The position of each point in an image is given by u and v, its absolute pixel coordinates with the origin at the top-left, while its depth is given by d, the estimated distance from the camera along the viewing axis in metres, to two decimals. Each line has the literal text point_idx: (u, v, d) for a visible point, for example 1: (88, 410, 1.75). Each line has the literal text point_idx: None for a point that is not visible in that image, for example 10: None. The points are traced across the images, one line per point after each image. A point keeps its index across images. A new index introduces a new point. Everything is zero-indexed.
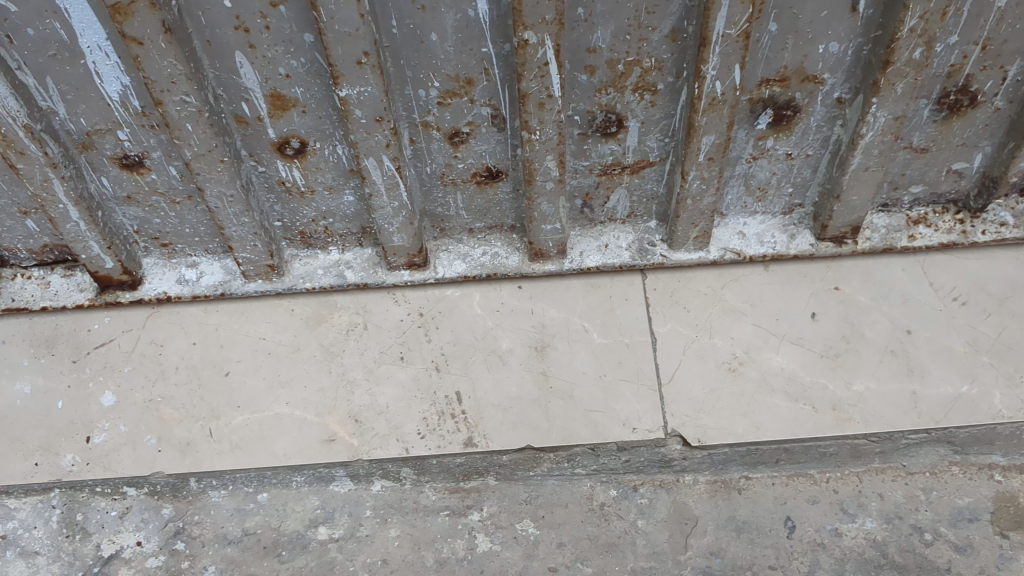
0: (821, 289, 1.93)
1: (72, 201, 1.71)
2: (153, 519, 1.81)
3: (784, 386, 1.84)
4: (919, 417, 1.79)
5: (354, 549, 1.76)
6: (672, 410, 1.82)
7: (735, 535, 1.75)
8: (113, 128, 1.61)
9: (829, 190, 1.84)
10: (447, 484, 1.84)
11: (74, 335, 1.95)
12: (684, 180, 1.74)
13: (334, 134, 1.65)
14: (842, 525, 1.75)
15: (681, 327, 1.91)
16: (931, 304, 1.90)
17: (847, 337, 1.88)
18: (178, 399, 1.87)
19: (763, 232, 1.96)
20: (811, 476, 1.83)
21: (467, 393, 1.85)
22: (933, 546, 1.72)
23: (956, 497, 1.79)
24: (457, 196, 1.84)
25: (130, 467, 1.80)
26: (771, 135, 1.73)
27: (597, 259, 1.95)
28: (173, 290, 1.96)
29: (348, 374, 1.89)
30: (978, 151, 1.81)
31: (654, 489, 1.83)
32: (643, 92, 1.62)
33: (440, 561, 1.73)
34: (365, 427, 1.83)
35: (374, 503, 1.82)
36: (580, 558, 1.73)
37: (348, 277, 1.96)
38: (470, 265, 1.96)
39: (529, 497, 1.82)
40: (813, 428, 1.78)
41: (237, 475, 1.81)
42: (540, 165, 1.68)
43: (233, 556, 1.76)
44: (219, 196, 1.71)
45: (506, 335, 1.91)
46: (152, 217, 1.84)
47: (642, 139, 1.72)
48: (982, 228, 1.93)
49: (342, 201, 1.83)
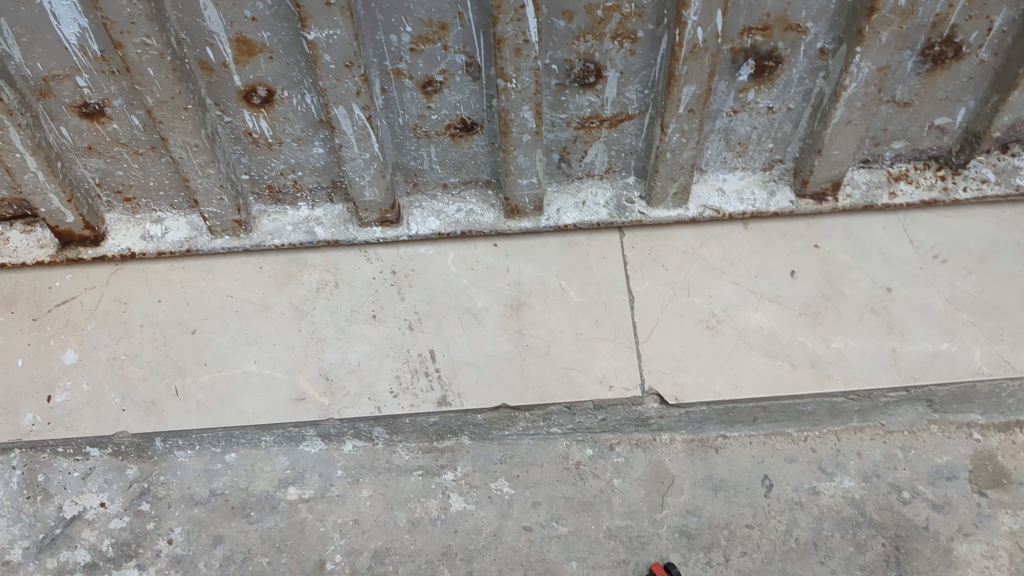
0: (800, 247, 1.90)
1: (29, 149, 1.63)
2: (117, 480, 1.75)
3: (763, 343, 1.81)
4: (898, 374, 1.78)
5: (325, 509, 1.73)
6: (649, 368, 1.79)
7: (712, 494, 1.75)
8: (71, 74, 1.54)
9: (811, 144, 1.80)
10: (420, 444, 1.80)
11: (35, 293, 1.87)
12: (664, 133, 1.70)
13: (302, 81, 1.58)
14: (820, 484, 1.76)
15: (659, 284, 1.87)
16: (911, 262, 1.88)
17: (826, 294, 1.85)
18: (142, 356, 1.80)
19: (742, 188, 1.92)
20: (788, 435, 1.81)
21: (441, 350, 1.81)
22: (911, 505, 1.74)
23: (934, 456, 1.80)
24: (431, 148, 1.77)
25: (93, 427, 1.74)
26: (753, 87, 1.69)
27: (575, 216, 1.90)
28: (137, 247, 1.87)
29: (318, 332, 1.83)
30: (961, 105, 1.78)
31: (630, 449, 1.80)
32: (622, 40, 1.57)
33: (413, 521, 1.72)
34: (336, 385, 1.78)
35: (345, 463, 1.78)
36: (555, 517, 1.73)
37: (318, 234, 1.88)
38: (446, 222, 1.90)
39: (504, 456, 1.79)
40: (792, 385, 1.77)
41: (204, 434, 1.75)
42: (516, 116, 1.62)
43: (200, 517, 1.71)
44: (183, 145, 1.64)
45: (481, 294, 1.87)
46: (114, 169, 1.75)
47: (621, 90, 1.68)
48: (964, 185, 1.90)
49: (312, 152, 1.75)
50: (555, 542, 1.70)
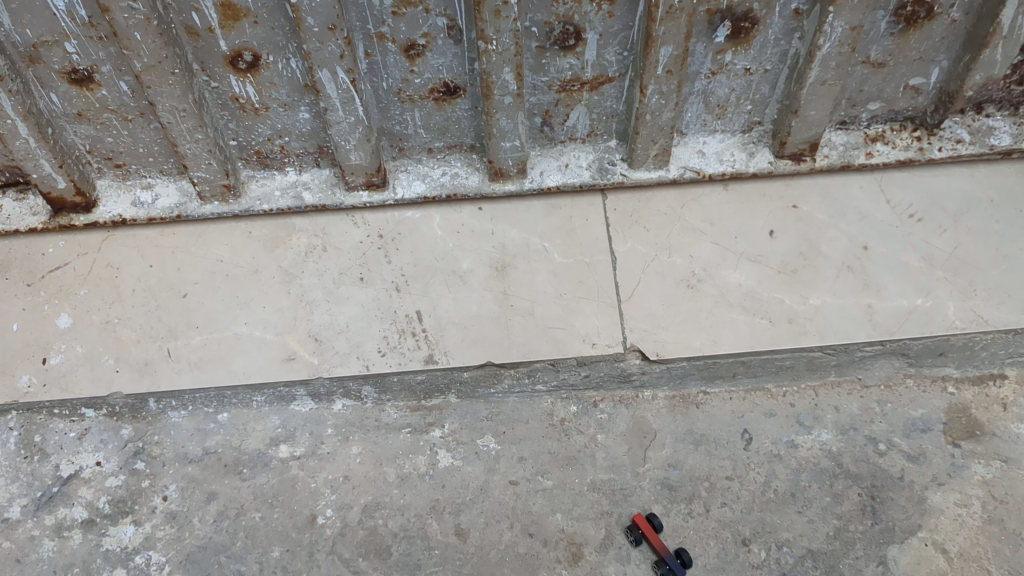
0: (779, 208, 1.93)
1: (20, 116, 1.66)
2: (112, 439, 1.80)
3: (742, 301, 1.86)
4: (873, 329, 1.83)
5: (315, 466, 1.77)
6: (631, 326, 1.83)
7: (693, 448, 1.80)
8: (60, 40, 1.57)
9: (788, 105, 1.84)
10: (408, 402, 1.85)
11: (28, 259, 1.90)
12: (643, 95, 1.73)
13: (287, 46, 1.62)
14: (799, 437, 1.81)
15: (641, 245, 1.90)
16: (888, 221, 1.92)
17: (804, 253, 1.89)
18: (135, 319, 1.84)
19: (722, 150, 1.95)
20: (767, 390, 1.88)
21: (428, 312, 1.85)
22: (887, 456, 1.79)
23: (909, 409, 1.85)
24: (415, 112, 1.80)
25: (87, 387, 1.79)
26: (730, 48, 1.72)
27: (558, 179, 1.92)
28: (128, 212, 1.90)
29: (307, 294, 1.87)
30: (935, 65, 1.81)
31: (614, 405, 1.86)
32: (600, 2, 1.60)
33: (402, 477, 1.76)
34: (325, 345, 1.83)
35: (335, 421, 1.83)
36: (540, 471, 1.77)
37: (306, 199, 1.91)
38: (431, 185, 1.92)
39: (490, 413, 1.84)
40: (770, 340, 1.82)
41: (197, 395, 1.80)
42: (498, 78, 1.65)
43: (193, 474, 1.76)
44: (171, 110, 1.67)
45: (467, 256, 1.90)
46: (104, 136, 1.79)
47: (601, 53, 1.71)
48: (938, 145, 1.93)
49: (298, 118, 1.78)
50: (540, 495, 1.74)
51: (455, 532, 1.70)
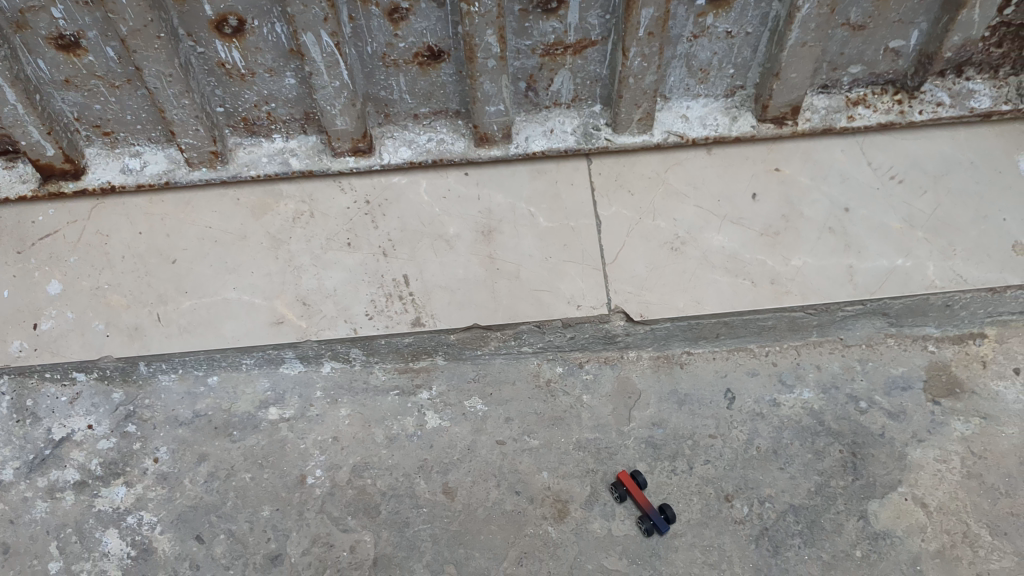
0: (762, 171, 1.93)
1: (9, 82, 1.68)
2: (103, 403, 1.86)
3: (724, 263, 1.89)
4: (854, 290, 1.87)
5: (305, 428, 1.81)
6: (615, 288, 1.86)
7: (676, 407, 1.83)
8: (46, 5, 1.58)
9: (769, 68, 1.84)
10: (397, 364, 1.90)
11: (19, 227, 1.90)
12: (626, 57, 1.74)
13: (271, 10, 1.63)
14: (780, 396, 1.85)
15: (625, 210, 1.91)
16: (869, 184, 1.93)
17: (786, 216, 1.91)
18: (125, 285, 1.86)
19: (705, 115, 1.93)
20: (750, 350, 1.92)
21: (415, 275, 1.87)
22: (867, 414, 1.82)
23: (891, 367, 1.89)
24: (400, 78, 1.81)
25: (77, 352, 1.83)
26: (711, 11, 1.73)
27: (543, 145, 1.90)
28: (117, 180, 1.89)
29: (295, 259, 1.88)
30: (914, 28, 1.82)
31: (598, 365, 1.91)
32: None
33: (390, 438, 1.80)
34: (313, 309, 1.86)
35: (324, 383, 1.88)
36: (526, 431, 1.80)
37: (293, 164, 1.90)
38: (417, 152, 1.91)
39: (477, 375, 1.89)
40: (751, 301, 1.86)
41: (186, 358, 1.85)
42: (481, 41, 1.67)
43: (184, 436, 1.81)
44: (158, 75, 1.68)
45: (454, 221, 1.90)
46: (92, 103, 1.80)
47: (583, 16, 1.72)
48: (919, 108, 1.92)
49: (283, 84, 1.79)
50: (526, 454, 1.77)
51: (443, 490, 1.73)
